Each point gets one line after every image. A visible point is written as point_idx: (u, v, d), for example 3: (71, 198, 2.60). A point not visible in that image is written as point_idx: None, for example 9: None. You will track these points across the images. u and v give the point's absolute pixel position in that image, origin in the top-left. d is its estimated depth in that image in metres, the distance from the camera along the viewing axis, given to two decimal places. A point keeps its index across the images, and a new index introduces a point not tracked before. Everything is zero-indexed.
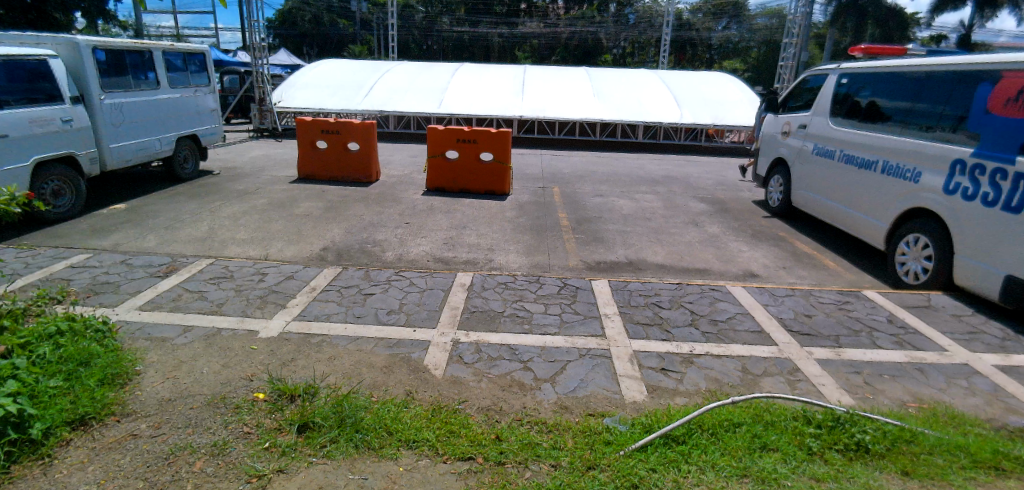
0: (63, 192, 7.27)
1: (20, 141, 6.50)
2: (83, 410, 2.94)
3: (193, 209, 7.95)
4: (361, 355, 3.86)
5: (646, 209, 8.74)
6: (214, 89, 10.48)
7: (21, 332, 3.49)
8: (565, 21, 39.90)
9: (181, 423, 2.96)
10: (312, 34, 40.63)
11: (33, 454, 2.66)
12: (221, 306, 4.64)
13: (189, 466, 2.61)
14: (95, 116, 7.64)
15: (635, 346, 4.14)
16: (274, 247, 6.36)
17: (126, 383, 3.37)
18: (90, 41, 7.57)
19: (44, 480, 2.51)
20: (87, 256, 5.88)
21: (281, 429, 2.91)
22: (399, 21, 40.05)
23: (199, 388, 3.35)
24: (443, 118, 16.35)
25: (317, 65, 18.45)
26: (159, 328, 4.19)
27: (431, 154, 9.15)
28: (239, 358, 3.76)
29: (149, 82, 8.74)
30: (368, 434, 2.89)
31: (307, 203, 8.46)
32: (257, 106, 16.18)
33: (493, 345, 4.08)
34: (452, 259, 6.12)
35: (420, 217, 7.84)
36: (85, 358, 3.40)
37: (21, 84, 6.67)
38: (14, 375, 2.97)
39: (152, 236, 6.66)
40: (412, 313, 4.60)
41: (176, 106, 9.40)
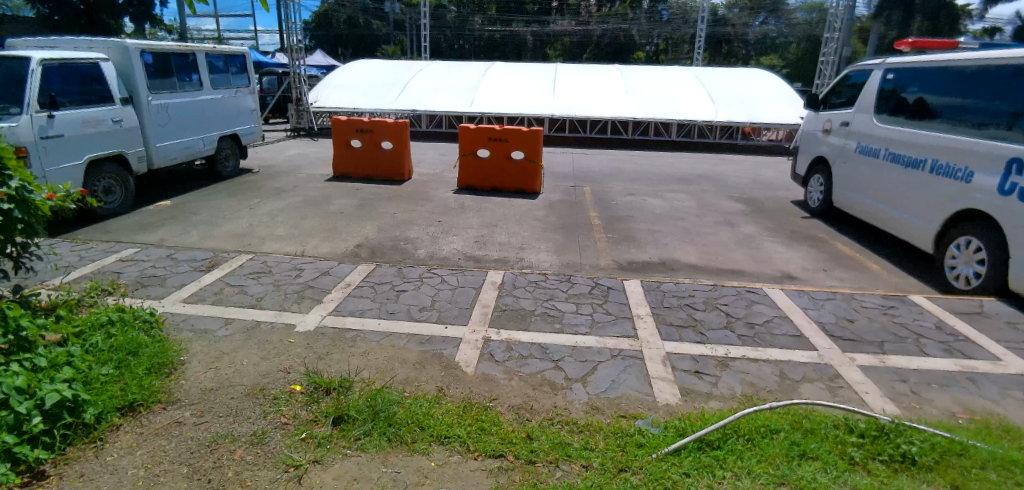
0: (114, 189, 7.62)
1: (74, 141, 6.82)
2: (132, 397, 3.07)
3: (234, 207, 8.21)
4: (395, 350, 3.92)
5: (679, 208, 8.61)
6: (254, 89, 10.79)
7: (77, 322, 3.68)
8: (597, 19, 39.62)
9: (223, 413, 3.06)
10: (346, 36, 41.46)
11: (87, 437, 2.79)
12: (261, 300, 4.77)
13: (230, 454, 2.70)
14: (143, 117, 7.95)
15: (668, 347, 4.08)
16: (310, 243, 6.51)
17: (171, 372, 3.50)
18: (138, 44, 7.87)
19: (97, 462, 2.63)
20: (135, 250, 6.14)
21: (318, 421, 2.97)
22: (432, 21, 40.42)
23: (239, 379, 3.45)
24: (474, 118, 16.43)
25: (352, 65, 18.77)
26: (202, 321, 4.34)
27: (463, 153, 9.23)
28: (277, 351, 3.86)
29: (193, 84, 9.04)
30: (400, 429, 2.93)
31: (341, 201, 8.62)
32: (295, 106, 16.63)
33: (524, 344, 4.08)
34: (483, 257, 6.15)
35: (451, 216, 7.91)
36: (134, 347, 3.55)
37: (75, 86, 7.02)
38: (69, 362, 3.12)
39: (196, 232, 6.90)
40: (444, 310, 4.64)
41: (218, 106, 9.69)
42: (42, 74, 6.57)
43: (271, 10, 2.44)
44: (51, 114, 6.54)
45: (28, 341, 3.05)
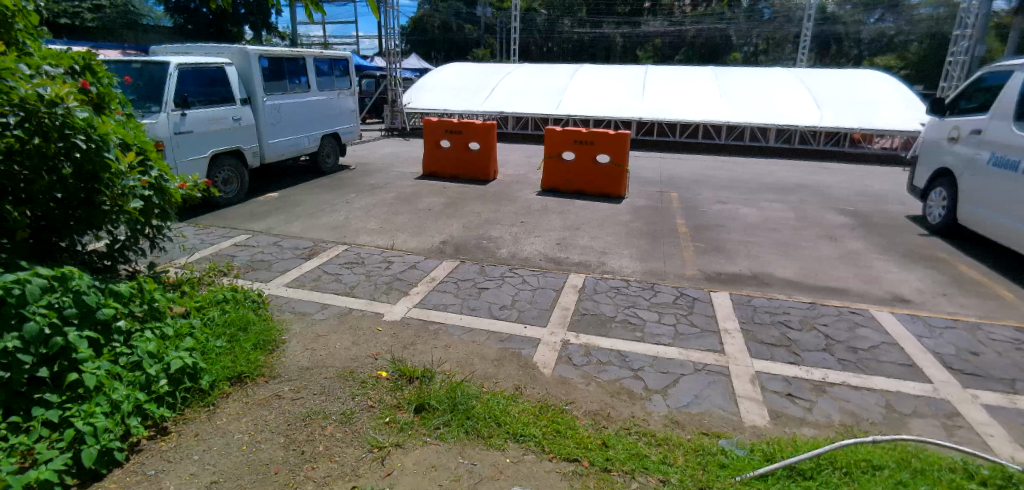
0: (231, 180, 8.40)
1: (201, 137, 7.59)
2: (240, 369, 3.37)
3: (333, 200, 8.77)
4: (475, 346, 4.00)
5: (775, 219, 8.11)
6: (355, 91, 11.46)
7: (198, 298, 4.10)
8: (691, 20, 38.27)
9: (317, 391, 3.27)
10: (440, 40, 43.01)
11: (201, 401, 3.09)
12: (353, 289, 5.06)
13: (322, 429, 2.89)
14: (259, 116, 8.70)
15: (757, 366, 3.85)
16: (399, 237, 6.81)
17: (274, 349, 3.80)
18: (256, 50, 8.60)
19: (209, 424, 2.92)
20: (247, 236, 6.73)
21: (401, 407, 3.11)
22: (522, 24, 40.96)
23: (332, 361, 3.68)
24: (560, 120, 16.44)
25: (445, 67, 19.42)
26: (301, 304, 4.68)
27: (548, 155, 9.27)
28: (366, 337, 4.07)
29: (302, 86, 9.74)
30: (478, 422, 2.99)
31: (430, 199, 8.94)
32: (390, 107, 17.47)
33: (604, 350, 4.02)
34: (564, 260, 6.13)
35: (534, 217, 7.96)
36: (244, 324, 3.90)
37: (204, 88, 7.80)
38: (191, 333, 3.49)
39: (299, 222, 7.45)
40: (523, 310, 4.68)
41: (322, 107, 10.39)
42: (177, 77, 7.38)
43: (379, 15, 2.58)
44: (184, 112, 7.32)
45: (159, 311, 3.43)
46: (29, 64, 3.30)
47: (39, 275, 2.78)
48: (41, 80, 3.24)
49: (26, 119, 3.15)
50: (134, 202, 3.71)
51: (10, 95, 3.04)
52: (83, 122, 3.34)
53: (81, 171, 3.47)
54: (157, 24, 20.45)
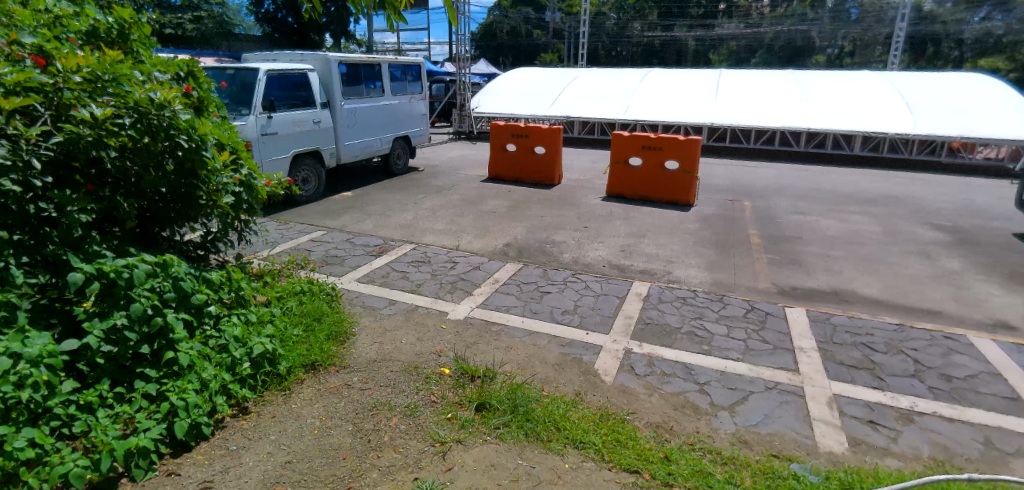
0: (309, 179, 8.87)
1: (284, 138, 8.07)
2: (314, 357, 3.55)
3: (402, 200, 9.07)
4: (536, 349, 4.01)
5: (859, 232, 7.59)
6: (426, 95, 11.80)
7: (278, 288, 4.37)
8: (769, 21, 36.63)
9: (383, 383, 3.39)
10: (509, 45, 43.57)
11: (278, 385, 3.28)
12: (419, 287, 5.21)
13: (387, 420, 2.99)
14: (337, 119, 9.15)
15: (835, 389, 3.62)
16: (464, 238, 6.94)
17: (345, 340, 3.98)
18: (336, 56, 9.03)
19: (285, 408, 3.09)
20: (322, 233, 7.08)
21: (463, 404, 3.16)
22: (591, 28, 40.74)
23: (398, 355, 3.81)
24: (628, 125, 16.19)
25: (513, 73, 19.60)
26: (371, 299, 4.88)
27: (614, 160, 9.17)
28: (431, 334, 4.18)
29: (376, 90, 10.13)
30: (537, 425, 2.99)
31: (495, 201, 9.05)
32: (458, 111, 17.86)
33: (668, 361, 3.91)
34: (628, 267, 6.02)
35: (599, 222, 7.88)
36: (319, 315, 4.11)
37: (288, 93, 8.29)
38: (272, 321, 3.72)
39: (370, 221, 7.76)
40: (586, 316, 4.64)
41: (395, 110, 10.76)
42: (266, 82, 7.89)
43: (456, 23, 2.63)
44: (270, 115, 7.81)
45: (244, 299, 3.68)
46: (143, 71, 3.67)
47: (145, 261, 3.06)
48: (152, 85, 3.59)
49: (138, 119, 3.42)
50: (225, 197, 4.03)
51: (126, 98, 3.37)
52: (186, 124, 3.65)
53: (181, 168, 3.78)
54: (249, 33, 21.92)
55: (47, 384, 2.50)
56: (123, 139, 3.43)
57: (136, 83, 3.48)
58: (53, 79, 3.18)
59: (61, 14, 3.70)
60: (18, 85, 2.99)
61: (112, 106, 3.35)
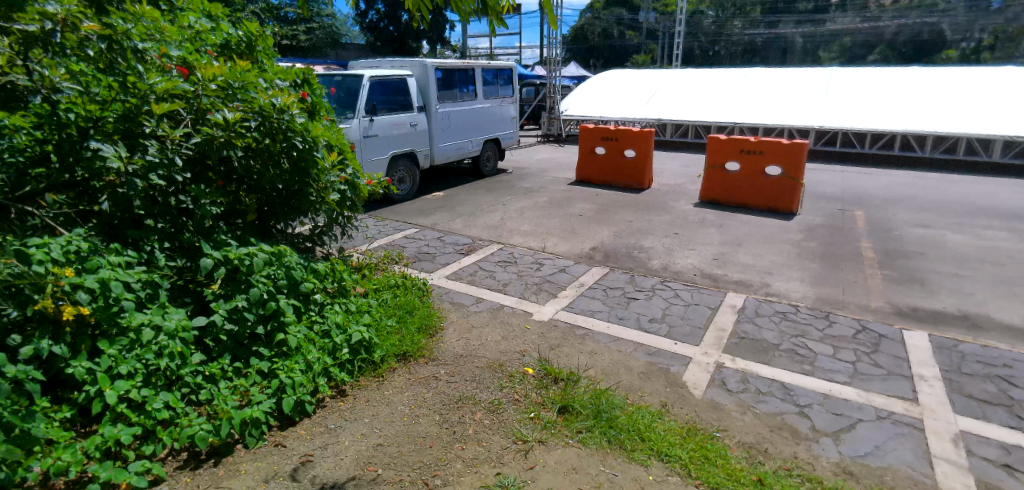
0: (405, 179, 9.30)
1: (384, 140, 8.52)
2: (406, 348, 3.72)
3: (491, 201, 9.25)
4: (621, 356, 3.93)
5: (997, 250, 6.71)
6: (516, 99, 11.97)
7: (375, 281, 4.63)
8: (891, 15, 33.38)
9: (469, 377, 3.49)
10: (600, 47, 43.14)
11: (372, 372, 3.47)
12: (505, 286, 5.30)
13: (472, 414, 3.07)
14: (432, 122, 9.52)
15: (962, 425, 3.22)
16: (550, 240, 6.96)
17: (434, 334, 4.14)
18: (433, 62, 9.40)
19: (378, 393, 3.27)
20: (415, 230, 7.40)
21: (546, 405, 3.17)
22: (688, 28, 39.33)
23: (484, 351, 3.89)
24: (725, 128, 15.45)
25: (603, 74, 19.37)
26: (459, 296, 5.03)
27: (709, 165, 8.80)
28: (516, 333, 4.24)
29: (469, 94, 10.43)
30: (621, 433, 2.94)
31: (582, 204, 8.99)
32: (548, 114, 17.93)
33: (764, 379, 3.68)
34: (722, 277, 5.73)
35: (690, 229, 7.58)
36: (411, 308, 4.30)
37: (388, 97, 8.74)
38: (368, 311, 3.95)
39: (460, 220, 8.00)
40: (675, 326, 4.48)
41: (486, 113, 11.01)
42: (369, 88, 8.37)
43: (556, 26, 2.62)
44: (372, 118, 8.27)
45: (346, 290, 3.94)
46: (267, 79, 4.06)
47: (264, 250, 3.38)
48: (275, 92, 3.96)
49: (262, 122, 3.79)
50: (333, 194, 4.33)
51: (253, 104, 3.75)
52: (301, 127, 3.98)
53: (296, 167, 4.08)
54: (353, 42, 23.31)
55: (180, 355, 2.83)
56: (249, 140, 3.80)
57: (260, 89, 3.87)
58: (194, 87, 3.61)
59: (202, 30, 4.19)
60: (167, 92, 3.41)
61: (241, 110, 3.74)
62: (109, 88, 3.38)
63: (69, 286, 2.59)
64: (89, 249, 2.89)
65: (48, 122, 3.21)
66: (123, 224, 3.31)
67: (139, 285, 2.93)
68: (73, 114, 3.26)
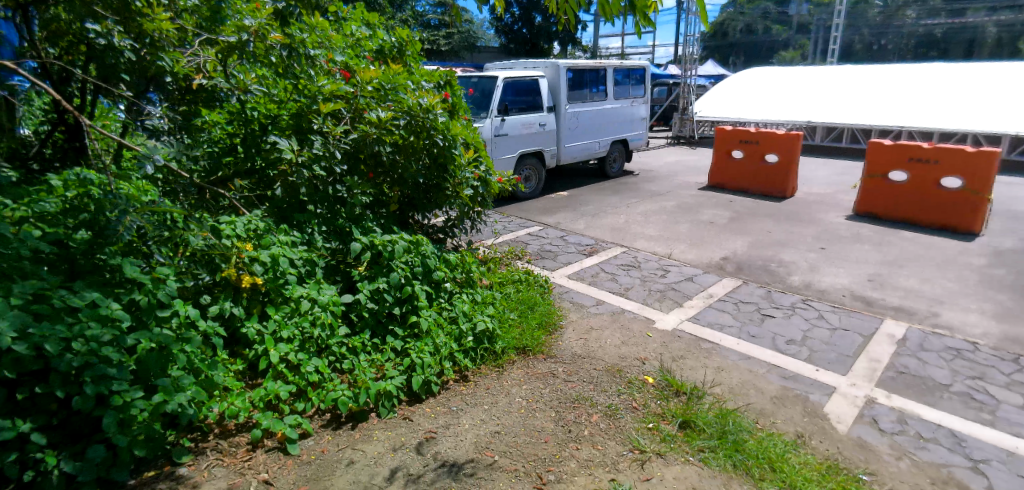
0: (531, 178, 9.46)
1: (513, 139, 8.74)
2: (526, 342, 3.80)
3: (616, 203, 9.09)
4: (752, 376, 3.66)
5: None
6: (648, 99, 11.62)
7: (500, 275, 4.78)
8: None
9: (586, 378, 3.48)
10: (742, 43, 40.33)
11: (493, 361, 3.59)
12: (627, 290, 5.18)
13: (588, 415, 3.05)
14: (562, 122, 9.58)
15: None
16: (677, 247, 6.67)
17: (554, 331, 4.18)
18: (565, 63, 9.44)
19: (497, 383, 3.38)
20: (539, 228, 7.51)
21: (665, 417, 3.06)
22: (848, 20, 35.31)
23: (603, 354, 3.85)
24: (889, 133, 13.67)
25: (742, 72, 18.06)
26: (579, 296, 5.02)
27: (868, 174, 7.80)
28: (636, 340, 4.13)
29: (600, 94, 10.32)
30: (748, 458, 2.74)
31: (714, 211, 8.50)
32: (680, 114, 17.17)
33: (927, 423, 3.20)
34: (877, 301, 5.08)
35: (840, 244, 6.82)
36: (532, 303, 4.38)
37: (520, 98, 8.94)
38: (493, 303, 4.10)
39: (583, 220, 7.97)
40: (817, 350, 4.06)
41: (616, 114, 10.83)
42: (502, 89, 8.64)
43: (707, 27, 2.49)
44: (503, 118, 8.53)
45: (473, 280, 4.14)
46: (414, 81, 4.35)
47: (404, 238, 3.72)
48: (422, 93, 4.26)
49: (409, 121, 4.11)
50: (466, 189, 4.54)
51: (403, 104, 4.07)
52: (443, 126, 4.23)
53: (436, 162, 4.35)
54: (487, 44, 24.14)
55: (328, 326, 3.17)
56: (396, 137, 4.14)
57: (409, 91, 4.18)
58: (354, 89, 4.01)
59: (362, 37, 4.57)
60: (331, 93, 3.87)
61: (392, 110, 4.09)
62: (285, 90, 3.97)
63: (247, 259, 3.04)
64: (264, 228, 3.33)
65: (235, 117, 3.85)
66: (291, 207, 3.78)
67: (301, 262, 3.33)
68: (256, 112, 3.88)
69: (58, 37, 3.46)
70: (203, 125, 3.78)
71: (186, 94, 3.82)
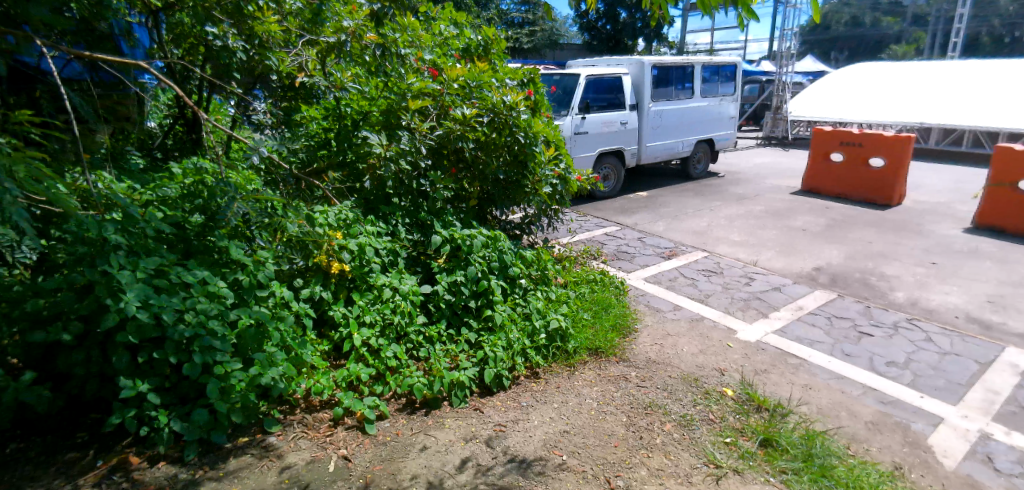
0: (609, 177, 9.30)
1: (593, 137, 8.63)
2: (599, 344, 3.75)
3: (699, 205, 8.74)
4: (844, 398, 3.39)
5: None
6: (738, 97, 11.06)
7: (575, 274, 4.75)
8: None
9: (660, 385, 3.38)
10: (847, 37, 37.35)
11: (565, 360, 3.58)
12: (707, 297, 4.97)
13: (661, 423, 2.97)
14: (645, 120, 9.33)
15: None
16: (763, 254, 6.31)
17: (628, 334, 4.09)
18: (650, 60, 9.19)
19: (567, 382, 3.36)
20: (616, 228, 7.37)
21: (745, 433, 2.91)
22: (974, 10, 31.72)
23: (679, 362, 3.72)
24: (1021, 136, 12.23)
25: (846, 68, 16.70)
26: (656, 300, 4.88)
27: (993, 182, 6.98)
28: (715, 349, 3.96)
29: (686, 92, 9.96)
30: (836, 484, 2.54)
31: (806, 217, 7.95)
32: (773, 114, 16.21)
33: None
34: (998, 325, 4.55)
35: (955, 260, 6.16)
36: (607, 304, 4.31)
37: (601, 96, 8.81)
38: (567, 302, 4.08)
39: (663, 222, 7.73)
40: (922, 375, 3.70)
41: (702, 113, 10.41)
42: (584, 86, 8.55)
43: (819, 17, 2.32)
44: (584, 116, 8.44)
45: (547, 278, 4.14)
46: (499, 78, 4.39)
47: (482, 233, 3.80)
48: (506, 91, 4.29)
49: (493, 118, 4.17)
50: (545, 187, 4.53)
51: (487, 102, 4.13)
52: (525, 123, 4.25)
53: (516, 159, 4.38)
54: (570, 41, 23.95)
55: (407, 314, 3.29)
56: (479, 134, 4.22)
57: (494, 89, 4.23)
58: (441, 86, 4.11)
59: (449, 36, 4.68)
60: (419, 90, 4.02)
61: (477, 107, 4.15)
62: (377, 87, 4.08)
63: (337, 247, 3.22)
64: (352, 218, 3.51)
65: (331, 114, 4.07)
66: (377, 199, 3.95)
67: (385, 252, 3.48)
68: (350, 109, 4.00)
69: (181, 38, 4.01)
70: (301, 120, 4.08)
71: (288, 92, 4.19)
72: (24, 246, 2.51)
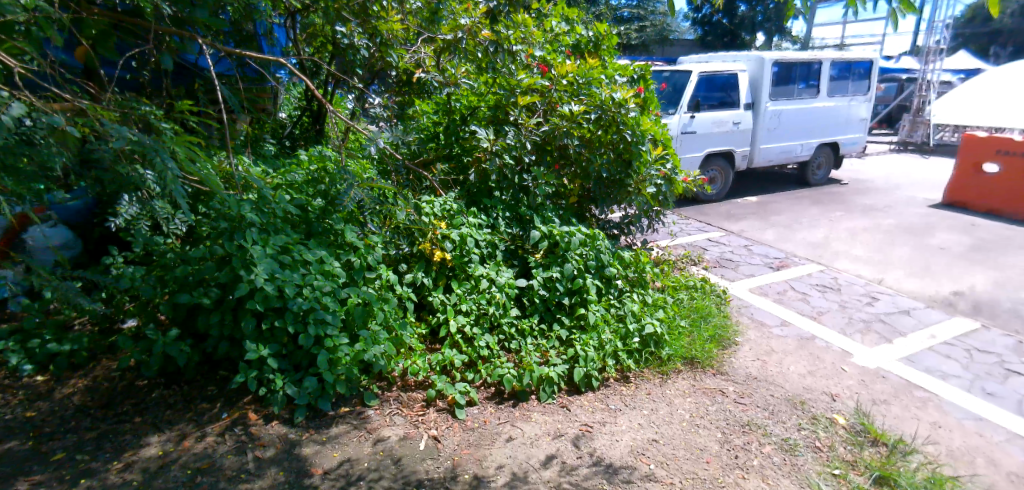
0: (715, 180, 8.80)
1: (703, 137, 8.23)
2: (695, 353, 3.60)
3: (816, 215, 8.06)
4: (981, 442, 2.97)
5: None
6: (871, 97, 10.04)
7: (673, 278, 4.56)
8: None
9: (761, 404, 3.17)
10: (1013, 30, 32.41)
11: (656, 366, 3.47)
12: (821, 315, 4.57)
13: (761, 444, 2.79)
14: (760, 121, 8.74)
15: None
16: (890, 272, 5.69)
17: (726, 346, 3.88)
18: (772, 56, 8.58)
19: (658, 391, 3.25)
20: (721, 235, 6.99)
21: (856, 467, 2.65)
22: None
23: (783, 381, 3.47)
24: None
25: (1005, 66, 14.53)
26: (761, 313, 4.58)
27: None
28: (828, 372, 3.64)
29: (809, 90, 9.20)
30: None
31: (947, 235, 7.04)
32: (910, 117, 14.66)
33: None
34: None
35: None
36: (706, 313, 4.10)
37: (713, 94, 8.39)
38: (664, 307, 3.94)
39: (773, 231, 7.22)
40: None
41: (827, 114, 9.56)
42: (696, 84, 8.19)
43: (995, 14, 2.03)
44: (693, 115, 8.08)
45: (644, 281, 4.02)
46: (609, 75, 4.32)
47: (581, 231, 3.78)
48: (616, 87, 4.22)
49: (600, 115, 4.15)
50: (649, 187, 4.40)
51: (596, 98, 4.11)
52: (633, 120, 4.18)
53: (620, 157, 4.33)
54: (682, 37, 23.00)
55: (502, 305, 3.35)
56: (584, 131, 4.21)
57: (603, 85, 4.18)
58: (550, 83, 4.15)
59: (560, 32, 4.66)
60: (528, 86, 4.08)
61: (585, 104, 4.14)
62: (485, 83, 4.25)
63: (440, 236, 3.37)
64: (456, 209, 3.63)
65: (441, 108, 4.35)
66: (479, 192, 4.05)
67: (485, 243, 3.58)
68: (459, 103, 4.31)
69: (313, 37, 4.44)
70: (414, 114, 4.37)
71: (403, 86, 4.50)
72: (178, 219, 2.88)
